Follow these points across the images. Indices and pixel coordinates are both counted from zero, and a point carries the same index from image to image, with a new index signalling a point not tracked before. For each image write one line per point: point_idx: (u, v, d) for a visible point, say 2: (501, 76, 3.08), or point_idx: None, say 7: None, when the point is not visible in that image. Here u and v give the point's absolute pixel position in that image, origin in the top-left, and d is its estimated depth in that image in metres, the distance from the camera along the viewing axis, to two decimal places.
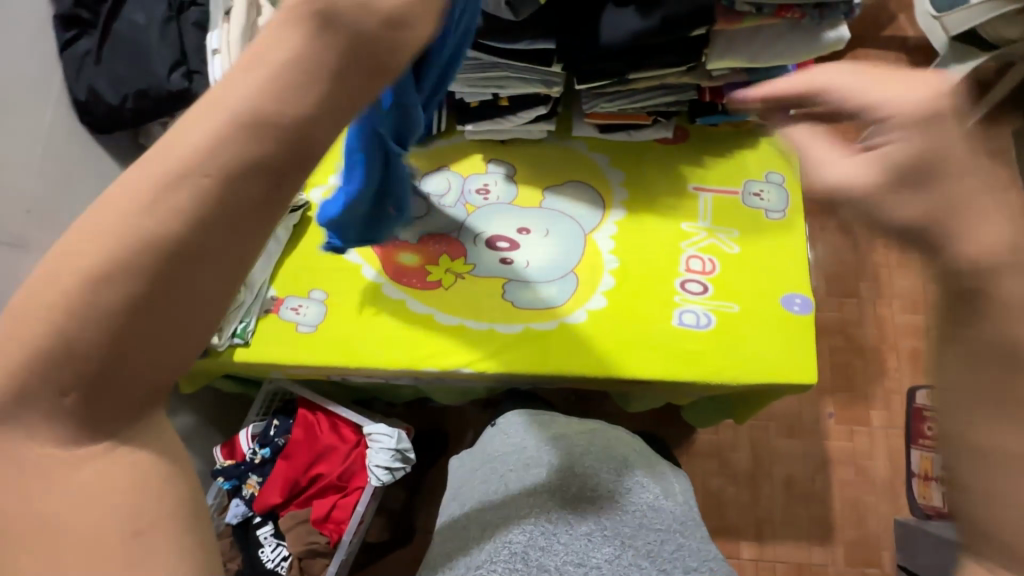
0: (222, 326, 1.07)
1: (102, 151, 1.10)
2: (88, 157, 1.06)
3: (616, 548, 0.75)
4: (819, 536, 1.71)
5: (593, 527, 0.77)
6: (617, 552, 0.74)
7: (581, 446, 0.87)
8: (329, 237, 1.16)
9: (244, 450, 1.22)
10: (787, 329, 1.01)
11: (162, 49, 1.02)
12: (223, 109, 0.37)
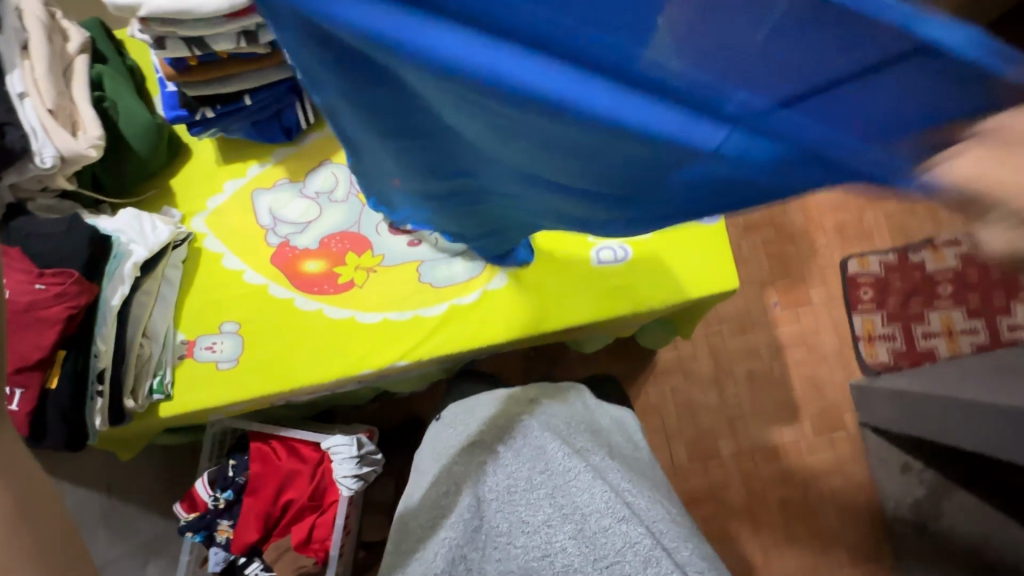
0: (136, 387, 1.00)
1: None
2: None
3: (574, 524, 0.80)
4: (790, 416, 1.81)
5: (549, 511, 0.82)
6: (577, 529, 0.80)
7: (525, 426, 0.90)
8: (224, 264, 1.08)
9: (205, 499, 1.17)
10: (701, 243, 1.01)
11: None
12: None
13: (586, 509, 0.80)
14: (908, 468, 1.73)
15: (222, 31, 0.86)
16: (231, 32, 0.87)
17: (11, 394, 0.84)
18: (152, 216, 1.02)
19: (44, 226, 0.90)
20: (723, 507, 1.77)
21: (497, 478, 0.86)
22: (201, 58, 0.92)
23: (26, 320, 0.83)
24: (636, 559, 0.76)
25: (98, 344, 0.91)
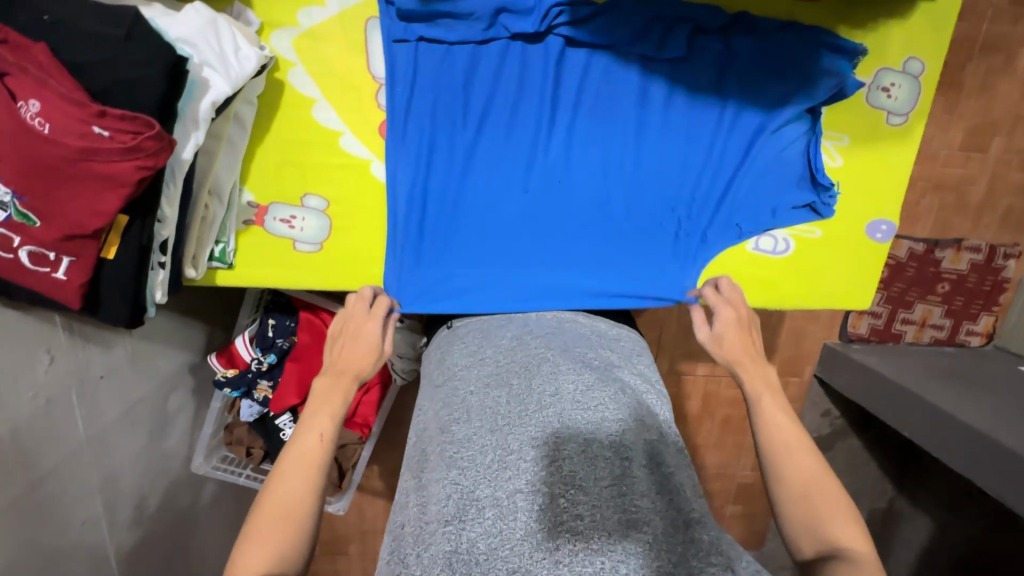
0: (196, 254, 0.80)
1: None
2: None
3: (587, 444, 0.59)
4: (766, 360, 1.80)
5: (561, 427, 0.60)
6: (590, 448, 0.59)
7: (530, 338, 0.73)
8: (316, 116, 0.81)
9: (247, 358, 1.09)
10: (860, 257, 0.93)
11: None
12: (331, 350, 0.68)
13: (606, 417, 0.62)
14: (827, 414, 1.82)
15: None
16: None
17: (58, 262, 0.63)
18: (231, 26, 0.69)
19: (86, 23, 0.57)
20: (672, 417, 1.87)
21: (499, 401, 0.64)
22: None
23: (80, 173, 0.58)
24: (621, 448, 0.60)
25: (163, 208, 0.68)
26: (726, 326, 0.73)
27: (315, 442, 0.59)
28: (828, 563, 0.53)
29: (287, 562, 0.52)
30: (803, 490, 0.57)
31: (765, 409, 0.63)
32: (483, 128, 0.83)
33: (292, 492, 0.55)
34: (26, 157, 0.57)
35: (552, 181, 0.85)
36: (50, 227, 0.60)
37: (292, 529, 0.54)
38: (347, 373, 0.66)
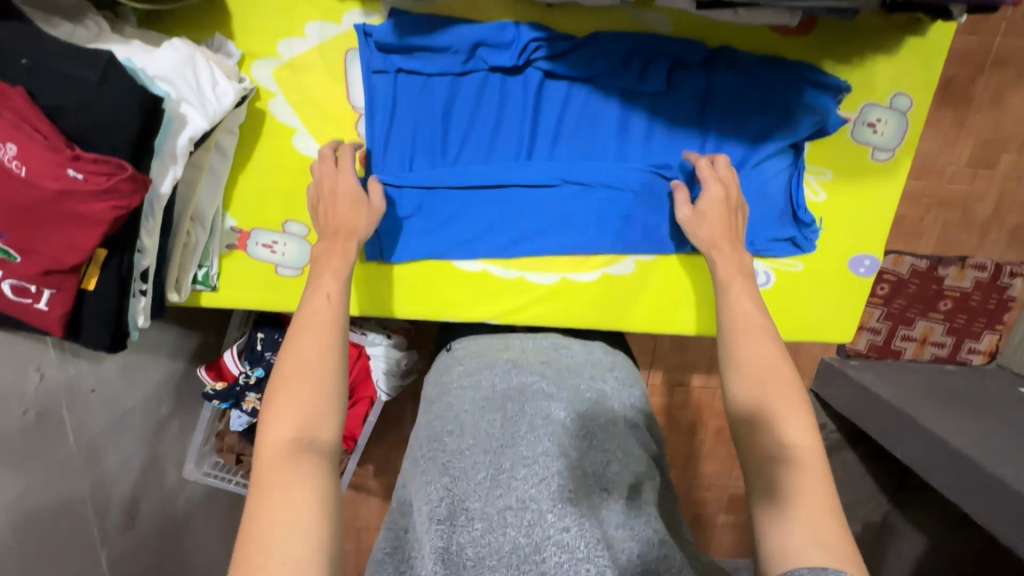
0: (179, 277, 0.82)
1: None
2: None
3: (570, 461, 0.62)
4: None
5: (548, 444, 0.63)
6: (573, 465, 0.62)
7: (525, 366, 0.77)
8: (297, 145, 0.82)
9: (235, 372, 1.11)
10: (843, 291, 0.92)
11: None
12: (329, 211, 0.73)
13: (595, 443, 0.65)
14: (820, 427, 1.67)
15: None
16: None
17: (39, 294, 0.65)
18: (209, 61, 0.70)
19: (62, 66, 0.59)
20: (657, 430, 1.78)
21: (491, 417, 0.67)
22: None
23: (57, 213, 0.60)
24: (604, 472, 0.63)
25: (142, 240, 0.70)
26: (711, 205, 0.77)
27: (323, 302, 0.65)
28: (779, 448, 0.57)
29: (322, 413, 0.59)
30: (759, 376, 0.61)
31: (731, 297, 0.69)
32: (462, 153, 0.84)
33: (311, 342, 0.62)
34: (5, 199, 0.58)
35: (529, 206, 0.86)
36: (30, 263, 0.62)
37: (319, 382, 0.60)
38: (350, 233, 0.73)
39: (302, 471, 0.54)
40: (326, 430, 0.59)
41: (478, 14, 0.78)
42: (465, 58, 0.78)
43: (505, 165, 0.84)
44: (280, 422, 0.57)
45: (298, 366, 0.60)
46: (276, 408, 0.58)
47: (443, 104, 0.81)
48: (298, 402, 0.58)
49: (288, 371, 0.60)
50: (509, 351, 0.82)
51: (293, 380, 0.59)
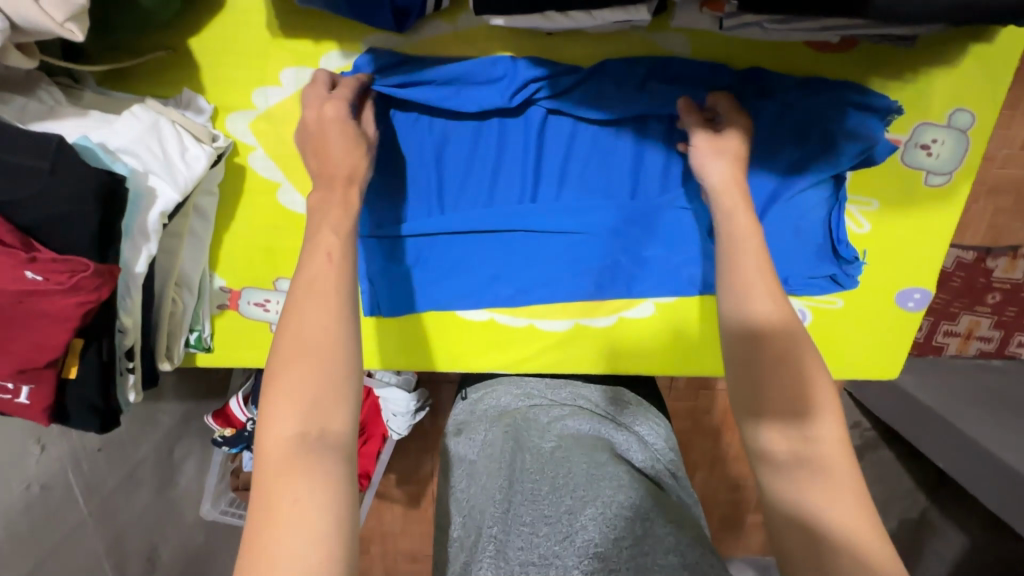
0: (170, 346, 0.77)
1: None
2: None
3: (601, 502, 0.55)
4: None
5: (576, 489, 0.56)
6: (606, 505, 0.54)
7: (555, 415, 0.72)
8: (281, 200, 0.75)
9: (242, 419, 1.08)
10: (888, 326, 0.83)
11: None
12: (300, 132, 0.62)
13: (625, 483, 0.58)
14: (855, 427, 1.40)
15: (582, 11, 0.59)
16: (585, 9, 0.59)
17: (17, 390, 0.61)
18: (176, 124, 0.65)
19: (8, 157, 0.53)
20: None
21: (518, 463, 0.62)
22: None
23: (19, 313, 0.55)
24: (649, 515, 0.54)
25: (121, 320, 0.65)
26: (731, 142, 0.66)
27: (325, 263, 0.53)
28: (810, 448, 0.50)
29: (333, 400, 0.47)
30: (779, 358, 0.54)
31: (748, 254, 0.60)
32: (461, 198, 0.76)
33: (309, 315, 0.50)
34: None
35: (537, 251, 0.79)
36: (2, 362, 0.58)
37: (328, 363, 0.48)
38: (349, 179, 0.60)
39: (310, 474, 0.43)
40: (338, 419, 0.47)
41: (470, 48, 0.69)
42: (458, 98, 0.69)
43: (508, 208, 0.76)
44: (279, 423, 0.45)
45: (298, 348, 0.48)
46: (272, 401, 0.46)
47: (436, 148, 0.73)
48: (302, 391, 0.46)
49: (289, 345, 0.48)
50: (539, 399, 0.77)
51: (292, 363, 0.47)
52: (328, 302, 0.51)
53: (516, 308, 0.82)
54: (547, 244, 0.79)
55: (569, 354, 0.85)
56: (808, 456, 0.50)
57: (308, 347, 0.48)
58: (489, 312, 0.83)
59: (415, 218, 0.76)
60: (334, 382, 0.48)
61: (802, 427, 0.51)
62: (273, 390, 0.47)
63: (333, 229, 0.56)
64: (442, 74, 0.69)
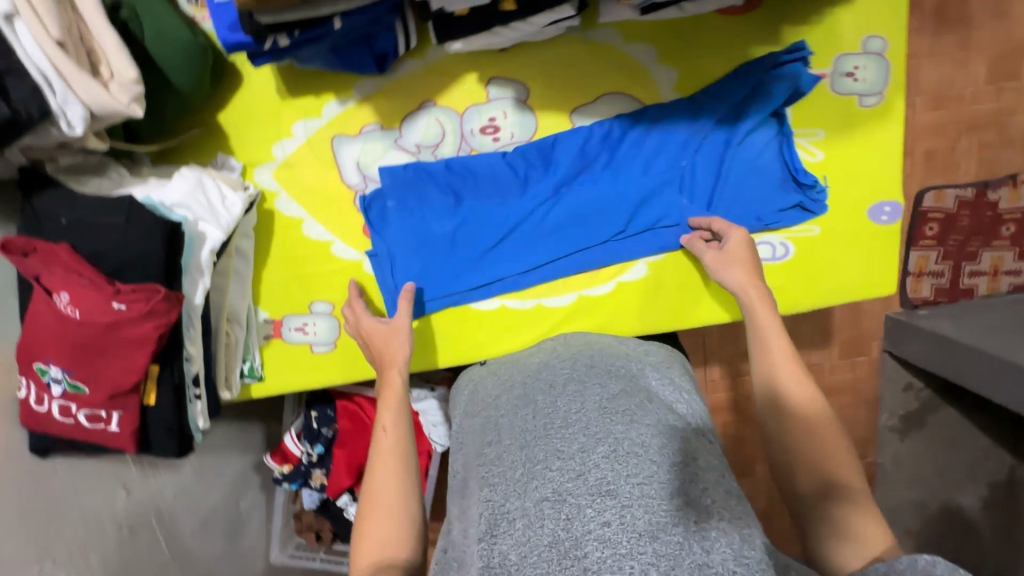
0: (228, 376, 0.88)
1: None
2: None
3: (610, 443, 0.58)
4: (825, 344, 1.46)
5: (585, 433, 0.60)
6: (613, 447, 0.58)
7: (559, 363, 0.75)
8: (305, 232, 0.88)
9: (298, 453, 1.17)
10: (872, 243, 0.88)
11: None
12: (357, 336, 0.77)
13: (636, 423, 0.61)
14: (912, 388, 1.43)
15: (528, 21, 0.71)
16: (535, 22, 0.72)
17: (110, 417, 0.72)
18: (215, 179, 0.79)
19: (94, 219, 0.68)
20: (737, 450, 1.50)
21: (529, 417, 0.67)
22: (440, 13, 0.71)
23: (109, 341, 0.67)
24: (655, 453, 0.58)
25: (187, 348, 0.76)
26: (737, 245, 0.78)
27: (386, 431, 0.64)
28: (832, 495, 0.56)
29: (400, 542, 0.58)
30: (798, 416, 0.61)
31: (759, 318, 0.69)
32: (460, 205, 0.87)
33: (382, 466, 0.62)
34: (69, 340, 0.66)
35: (532, 236, 0.87)
36: (97, 391, 0.70)
37: (401, 508, 0.60)
38: (396, 362, 0.72)
39: None
40: (405, 552, 0.57)
41: (440, 74, 0.83)
42: (444, 124, 0.85)
43: (500, 203, 0.87)
44: (367, 560, 0.56)
45: (378, 496, 0.60)
46: (363, 540, 0.58)
47: (432, 164, 0.86)
48: (382, 526, 0.58)
49: (370, 496, 0.60)
50: (546, 353, 0.81)
51: (373, 510, 0.59)
52: (395, 457, 0.62)
53: (521, 288, 0.90)
54: (539, 226, 0.87)
55: (578, 323, 0.92)
56: (833, 501, 0.56)
57: (386, 498, 0.60)
58: (499, 296, 0.91)
59: (426, 229, 0.87)
60: (403, 525, 0.59)
61: (823, 474, 0.57)
62: (362, 529, 0.58)
63: (396, 383, 0.69)
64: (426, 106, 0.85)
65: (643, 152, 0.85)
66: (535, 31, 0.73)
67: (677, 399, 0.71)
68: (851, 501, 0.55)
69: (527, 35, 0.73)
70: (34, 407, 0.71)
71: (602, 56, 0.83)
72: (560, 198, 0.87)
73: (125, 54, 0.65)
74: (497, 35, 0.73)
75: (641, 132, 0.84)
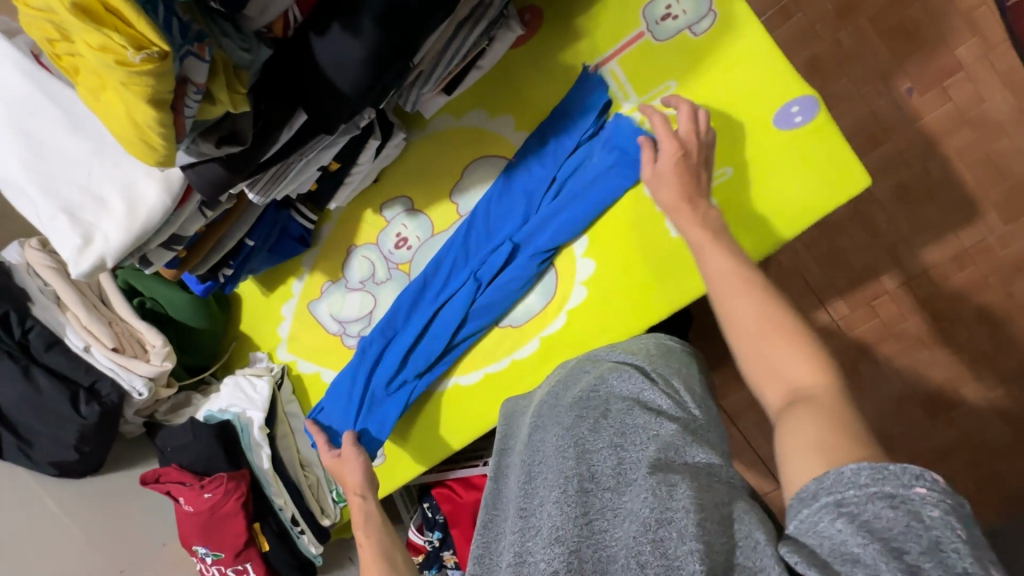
0: (323, 505, 1.09)
1: (122, 469, 1.04)
2: (122, 480, 1.03)
3: (562, 487, 0.52)
4: (972, 219, 1.08)
5: (544, 487, 0.55)
6: (564, 491, 0.51)
7: (536, 401, 0.71)
8: (326, 378, 1.08)
9: (422, 541, 1.30)
10: (801, 153, 0.75)
11: (18, 403, 0.88)
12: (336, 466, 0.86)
13: (587, 457, 0.54)
14: None
15: (360, 161, 0.84)
16: (366, 158, 0.84)
17: (246, 568, 1.00)
18: (246, 375, 1.07)
19: (184, 437, 0.98)
20: (920, 384, 1.16)
21: (511, 476, 0.63)
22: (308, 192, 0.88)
23: (215, 519, 0.96)
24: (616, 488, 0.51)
25: (275, 500, 1.03)
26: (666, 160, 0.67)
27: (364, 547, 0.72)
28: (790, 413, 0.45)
29: None
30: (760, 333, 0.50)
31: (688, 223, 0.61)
32: (408, 310, 0.96)
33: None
34: (195, 527, 0.96)
35: (476, 300, 0.92)
36: (228, 553, 0.98)
37: None
38: (353, 487, 0.81)
39: None
40: None
41: (350, 221, 1.01)
42: (371, 257, 1.01)
43: (435, 292, 0.95)
44: None
45: None
46: None
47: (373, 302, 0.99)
48: None
49: None
50: (533, 392, 0.76)
51: None
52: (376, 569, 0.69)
53: (490, 351, 0.96)
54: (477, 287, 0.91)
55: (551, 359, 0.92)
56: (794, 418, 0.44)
57: None
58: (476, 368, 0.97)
59: (384, 347, 0.98)
60: None
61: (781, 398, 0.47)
62: None
63: (356, 497, 0.79)
64: (358, 248, 1.01)
65: (523, 190, 0.88)
66: (372, 162, 0.85)
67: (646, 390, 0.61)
68: (818, 408, 0.44)
69: (369, 167, 0.86)
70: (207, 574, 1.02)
71: (444, 140, 0.92)
72: (478, 263, 0.92)
73: (153, 329, 0.96)
74: (349, 184, 0.88)
75: (507, 178, 0.89)
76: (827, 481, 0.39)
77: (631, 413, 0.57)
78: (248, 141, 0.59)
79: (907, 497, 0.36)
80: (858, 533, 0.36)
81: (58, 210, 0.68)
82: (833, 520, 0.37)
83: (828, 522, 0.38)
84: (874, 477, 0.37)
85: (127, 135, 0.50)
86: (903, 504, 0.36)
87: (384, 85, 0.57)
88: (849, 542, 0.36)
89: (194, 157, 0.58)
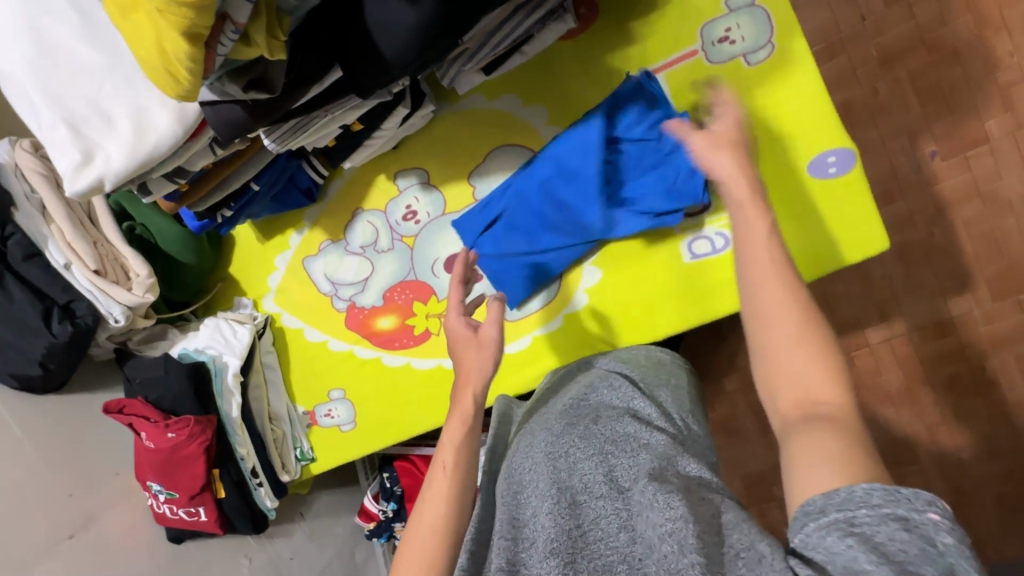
0: (285, 461, 1.08)
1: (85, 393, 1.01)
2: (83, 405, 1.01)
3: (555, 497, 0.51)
4: (967, 290, 1.09)
5: (534, 496, 0.53)
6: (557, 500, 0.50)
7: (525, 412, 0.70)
8: (309, 337, 1.06)
9: (376, 511, 1.28)
10: (829, 204, 0.74)
11: None
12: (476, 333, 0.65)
13: (577, 465, 0.54)
14: None
15: (385, 126, 0.81)
16: (391, 123, 0.80)
17: (198, 511, 0.99)
18: (228, 320, 1.04)
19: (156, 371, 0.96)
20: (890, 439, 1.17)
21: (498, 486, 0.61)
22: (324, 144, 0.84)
23: (176, 459, 0.94)
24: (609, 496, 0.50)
25: (238, 449, 1.01)
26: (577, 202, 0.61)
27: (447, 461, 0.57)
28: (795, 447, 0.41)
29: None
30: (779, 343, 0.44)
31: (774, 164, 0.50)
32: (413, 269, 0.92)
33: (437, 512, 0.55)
34: (153, 464, 0.95)
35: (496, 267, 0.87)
36: (182, 495, 0.97)
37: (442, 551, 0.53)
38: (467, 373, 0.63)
39: None
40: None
41: (362, 184, 0.98)
42: (373, 226, 0.98)
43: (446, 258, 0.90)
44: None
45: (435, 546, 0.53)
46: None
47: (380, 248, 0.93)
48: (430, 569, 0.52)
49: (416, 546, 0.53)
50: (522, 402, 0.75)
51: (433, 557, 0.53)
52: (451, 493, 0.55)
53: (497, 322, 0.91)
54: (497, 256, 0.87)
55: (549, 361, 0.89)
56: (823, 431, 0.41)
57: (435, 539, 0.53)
58: None
59: None
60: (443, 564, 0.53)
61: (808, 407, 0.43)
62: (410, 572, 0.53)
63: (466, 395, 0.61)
64: (361, 213, 0.99)
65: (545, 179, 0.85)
66: (396, 129, 0.82)
67: (634, 402, 0.62)
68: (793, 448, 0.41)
69: (390, 134, 0.82)
70: (157, 511, 1.01)
71: (474, 119, 0.89)
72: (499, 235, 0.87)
73: (139, 258, 0.92)
74: (366, 149, 0.85)
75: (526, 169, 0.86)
76: (837, 497, 0.37)
77: (621, 422, 0.58)
78: (277, 92, 0.56)
79: (918, 522, 0.35)
80: (870, 558, 0.34)
81: (60, 120, 0.64)
82: (841, 540, 0.36)
83: (826, 536, 0.37)
84: (886, 499, 0.36)
85: (150, 61, 0.47)
86: (915, 527, 0.35)
87: (433, 51, 0.54)
88: (851, 555, 0.35)
89: (217, 95, 0.55)
